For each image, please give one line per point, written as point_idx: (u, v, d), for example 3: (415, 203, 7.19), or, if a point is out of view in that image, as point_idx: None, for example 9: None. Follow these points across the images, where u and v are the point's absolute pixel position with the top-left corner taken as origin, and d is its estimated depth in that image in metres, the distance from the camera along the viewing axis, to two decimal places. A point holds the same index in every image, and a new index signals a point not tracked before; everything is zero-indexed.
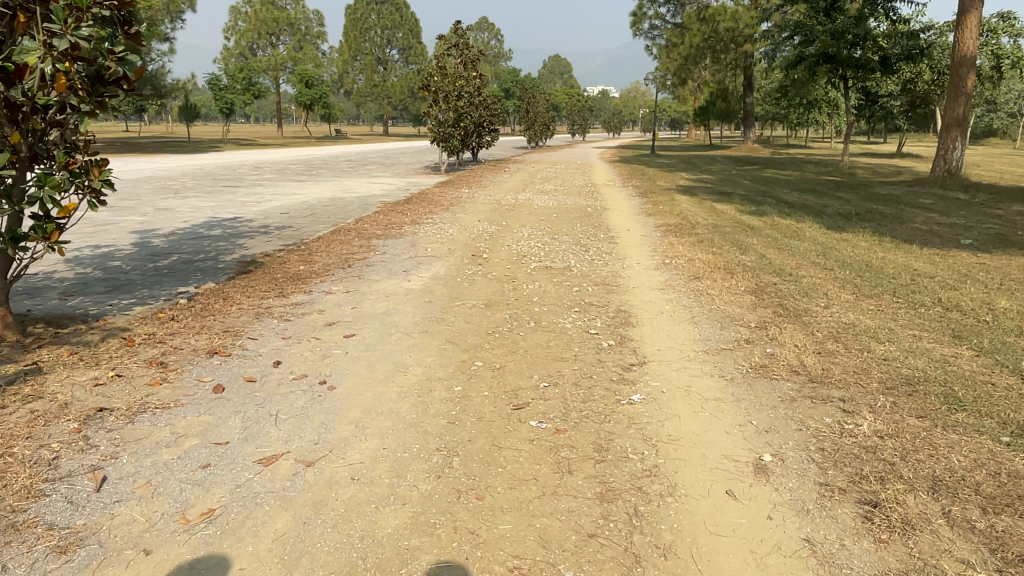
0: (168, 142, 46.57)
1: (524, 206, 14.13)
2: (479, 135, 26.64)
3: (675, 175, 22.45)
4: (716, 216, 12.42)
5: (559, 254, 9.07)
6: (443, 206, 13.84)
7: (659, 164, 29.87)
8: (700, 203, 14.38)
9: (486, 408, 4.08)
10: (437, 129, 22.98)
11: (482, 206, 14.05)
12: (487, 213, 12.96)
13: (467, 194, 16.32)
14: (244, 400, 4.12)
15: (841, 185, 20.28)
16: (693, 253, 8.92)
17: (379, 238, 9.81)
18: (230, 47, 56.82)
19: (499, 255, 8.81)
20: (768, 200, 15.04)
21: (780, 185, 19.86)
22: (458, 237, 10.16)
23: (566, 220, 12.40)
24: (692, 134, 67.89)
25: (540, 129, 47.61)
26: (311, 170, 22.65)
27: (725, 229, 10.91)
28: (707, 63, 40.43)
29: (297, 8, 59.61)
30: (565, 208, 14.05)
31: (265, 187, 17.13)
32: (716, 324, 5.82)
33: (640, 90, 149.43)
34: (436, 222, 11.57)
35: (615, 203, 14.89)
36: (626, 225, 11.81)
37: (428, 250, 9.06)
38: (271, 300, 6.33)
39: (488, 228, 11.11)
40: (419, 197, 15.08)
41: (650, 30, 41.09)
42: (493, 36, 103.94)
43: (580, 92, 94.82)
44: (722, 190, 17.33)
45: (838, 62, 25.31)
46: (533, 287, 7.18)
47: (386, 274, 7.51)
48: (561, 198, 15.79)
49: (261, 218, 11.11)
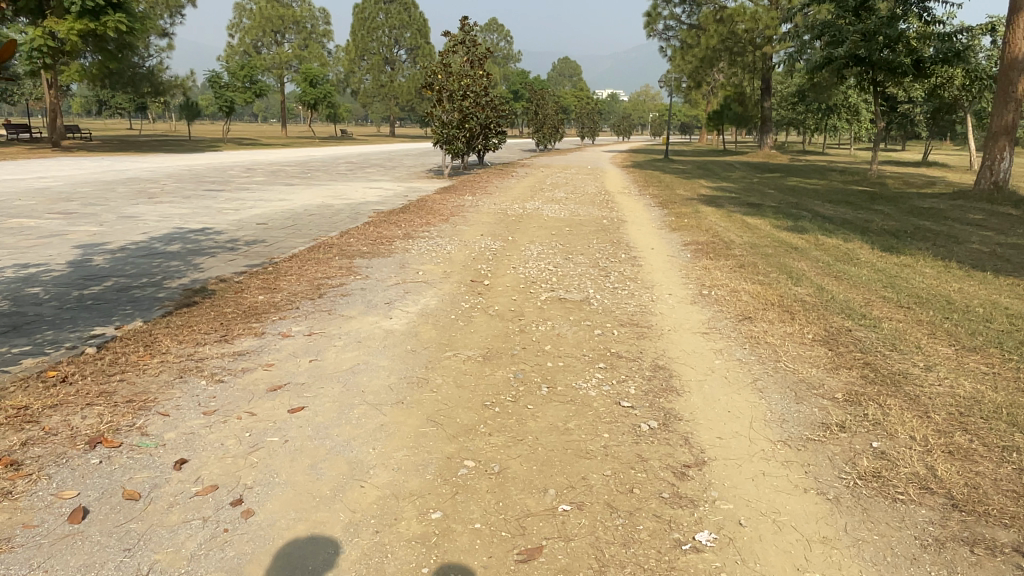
0: (168, 141, 45.51)
1: (534, 217, 12.70)
2: (486, 137, 25.27)
3: (694, 183, 21.01)
4: (750, 232, 10.99)
5: (575, 280, 7.64)
6: (443, 216, 12.43)
7: (673, 170, 28.47)
8: (728, 216, 12.94)
9: (477, 560, 2.65)
10: (440, 131, 21.43)
11: (487, 217, 12.64)
12: (490, 226, 11.56)
13: (470, 202, 14.90)
14: (107, 542, 2.71)
15: (875, 197, 18.80)
16: (736, 281, 7.46)
17: (363, 257, 8.39)
18: (235, 44, 55.71)
19: (503, 282, 7.38)
20: (803, 213, 13.61)
21: (808, 196, 18.40)
22: (457, 256, 8.75)
23: (580, 234, 10.96)
24: (704, 138, 66.37)
25: (549, 131, 46.27)
26: (307, 173, 21.28)
27: (764, 248, 9.48)
28: (723, 65, 39.01)
29: (303, 6, 58.45)
30: (578, 219, 12.62)
31: (250, 191, 15.73)
32: (790, 395, 4.36)
33: (651, 93, 147.92)
34: (432, 236, 10.15)
35: (634, 214, 13.45)
36: (650, 241, 10.36)
37: (418, 273, 7.65)
38: (207, 348, 4.91)
39: (492, 245, 9.70)
40: (418, 205, 13.68)
41: (664, 30, 39.66)
42: (503, 38, 102.68)
43: (589, 95, 93.50)
44: (749, 200, 15.91)
45: (868, 65, 23.76)
46: (545, 327, 5.75)
47: (363, 307, 6.09)
48: (573, 208, 14.35)
49: (232, 230, 9.73)
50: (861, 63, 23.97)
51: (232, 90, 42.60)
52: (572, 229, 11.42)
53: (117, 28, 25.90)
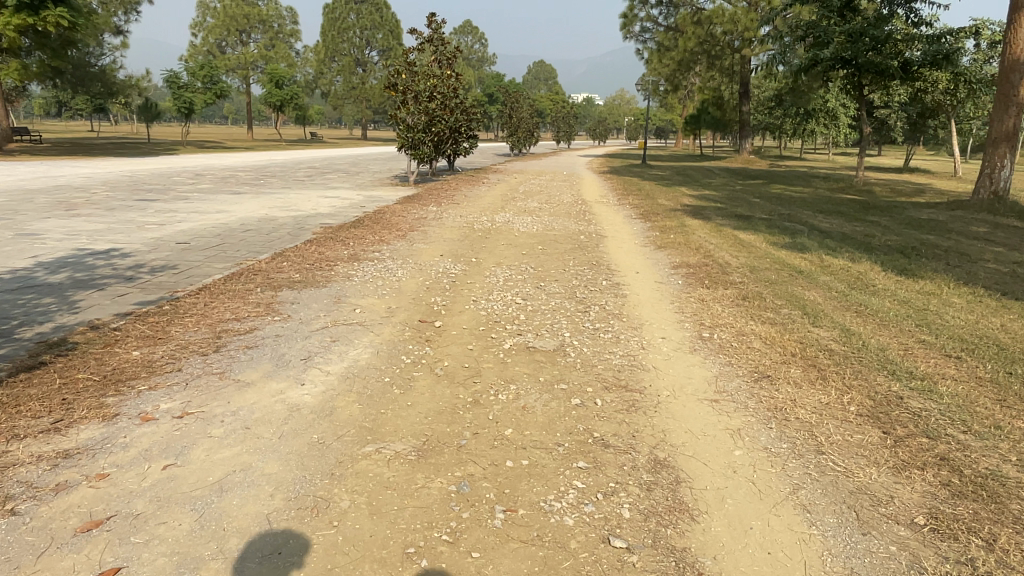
0: (125, 144, 43.44)
1: (504, 232, 11.36)
2: (455, 141, 23.91)
3: (675, 190, 19.81)
4: (746, 251, 9.72)
5: (546, 318, 6.27)
6: (400, 231, 11.03)
7: (652, 176, 27.37)
8: (718, 230, 11.72)
9: None
10: (405, 135, 19.79)
11: (450, 232, 11.26)
12: (453, 243, 10.18)
13: (433, 213, 13.49)
14: None
15: (867, 205, 17.73)
16: (743, 319, 6.15)
17: (293, 287, 6.96)
18: (197, 44, 53.67)
19: (459, 322, 5.99)
20: (798, 226, 12.42)
21: (798, 205, 17.29)
22: (407, 284, 7.34)
23: (555, 253, 9.64)
24: (681, 143, 65.55)
25: (524, 135, 45.04)
26: (262, 179, 19.72)
27: (766, 272, 8.20)
28: (700, 68, 38.04)
29: (269, 4, 56.50)
30: (552, 234, 11.29)
31: (190, 200, 14.15)
32: (851, 522, 3.04)
33: (627, 97, 147.39)
34: (383, 258, 8.74)
35: (614, 228, 12.19)
36: (634, 262, 9.05)
37: (356, 310, 6.22)
38: (22, 446, 3.46)
39: (452, 269, 8.30)
40: (375, 218, 12.27)
41: (641, 32, 38.61)
42: (478, 40, 101.27)
43: (565, 98, 92.62)
44: (736, 210, 14.73)
45: (854, 68, 22.76)
46: (506, 396, 4.36)
47: (271, 366, 4.67)
48: (547, 220, 13.02)
49: (143, 252, 8.21)
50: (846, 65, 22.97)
51: (192, 91, 40.64)
52: (545, 247, 10.09)
53: (58, 24, 23.60)
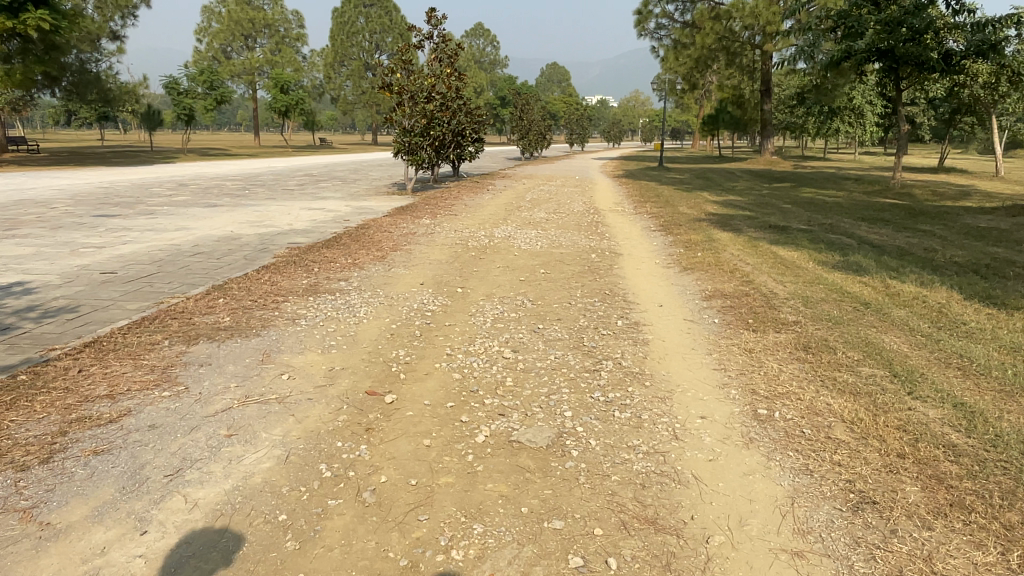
0: (127, 152, 42.36)
1: (502, 250, 9.74)
2: (459, 145, 22.38)
3: (696, 196, 18.09)
4: (791, 274, 8.01)
5: (542, 384, 4.61)
6: (380, 251, 9.43)
7: (670, 179, 25.72)
8: (752, 245, 10.03)
9: None
10: (402, 139, 17.97)
11: (439, 250, 9.65)
12: (441, 265, 8.61)
13: (425, 227, 11.89)
14: None
15: (912, 211, 15.89)
16: (813, 386, 4.47)
17: (217, 335, 5.37)
18: (202, 50, 52.71)
19: (420, 394, 4.34)
20: (844, 238, 10.73)
21: (834, 211, 15.58)
22: (366, 329, 5.72)
23: (559, 278, 8.00)
24: (697, 144, 63.53)
25: (535, 138, 43.49)
26: (247, 188, 18.22)
27: (824, 306, 6.50)
28: (720, 65, 36.25)
29: (275, 8, 55.44)
30: (557, 253, 9.63)
31: (155, 215, 12.66)
32: None
33: (641, 98, 145.25)
34: (347, 289, 7.14)
35: (632, 244, 10.53)
36: (656, 291, 7.38)
37: (285, 373, 4.59)
38: None
39: (430, 303, 6.67)
40: (356, 233, 10.74)
41: (656, 29, 36.95)
42: (489, 43, 99.70)
43: (579, 100, 91.06)
44: (769, 219, 13.00)
45: (891, 60, 20.84)
46: (463, 553, 2.72)
47: (113, 494, 3.08)
48: (554, 234, 11.37)
49: (50, 287, 6.66)
50: (882, 58, 21.06)
51: (192, 97, 39.32)
52: (549, 270, 8.45)
53: (38, 27, 22.30)
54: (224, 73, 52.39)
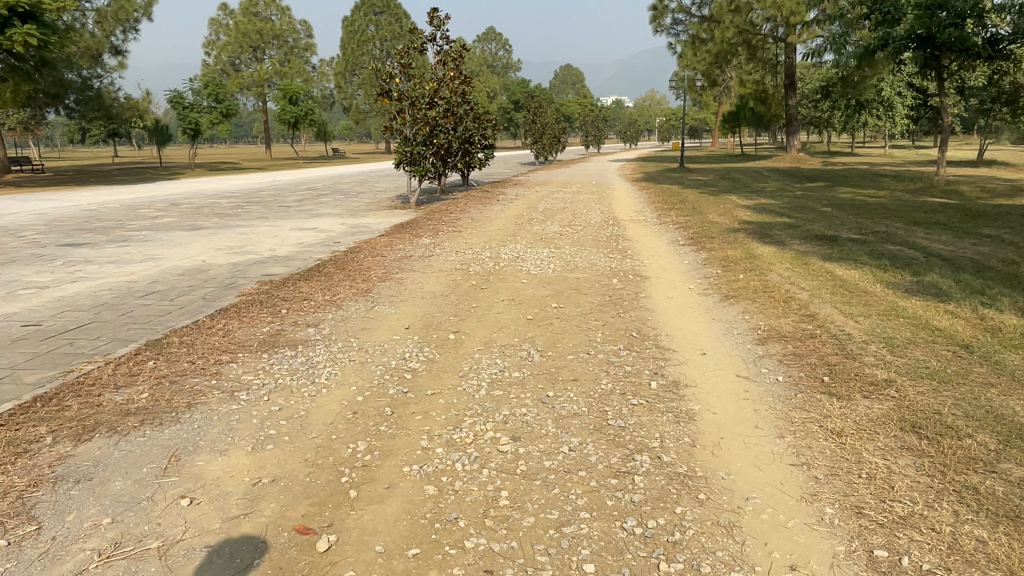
0: (135, 169, 41.67)
1: (511, 277, 8.38)
2: (467, 152, 21.07)
3: (724, 201, 16.60)
4: (859, 303, 6.53)
5: (551, 500, 3.22)
6: (366, 282, 8.09)
7: (693, 181, 24.17)
8: (803, 262, 8.54)
9: None
10: (402, 149, 16.50)
11: (435, 279, 8.30)
12: (433, 300, 7.27)
13: (424, 247, 10.56)
14: None
15: (970, 212, 14.23)
16: (947, 505, 3.06)
17: (121, 424, 4.06)
18: (211, 63, 52.07)
19: (373, 531, 2.97)
20: (906, 250, 9.22)
21: (881, 215, 14.01)
22: (322, 405, 4.39)
23: (575, 315, 6.60)
24: (717, 143, 61.68)
25: (549, 142, 42.14)
26: (240, 206, 17.03)
27: (916, 352, 5.04)
28: (741, 59, 34.60)
29: (283, 18, 54.70)
30: (574, 278, 8.24)
31: (128, 242, 11.49)
32: None
33: (657, 97, 143.28)
34: (315, 338, 5.80)
35: (658, 263, 9.11)
36: (695, 332, 5.96)
37: (185, 496, 3.24)
38: None
39: (412, 358, 5.29)
40: (343, 258, 9.46)
41: (672, 25, 35.46)
42: (502, 47, 98.38)
43: (594, 102, 89.53)
44: (813, 227, 11.46)
45: (933, 47, 18.99)
46: None
47: None
48: (569, 253, 9.96)
49: None
50: (921, 45, 19.25)
51: (198, 110, 38.41)
52: (564, 303, 7.04)
53: (25, 42, 21.36)
54: (232, 85, 51.58)
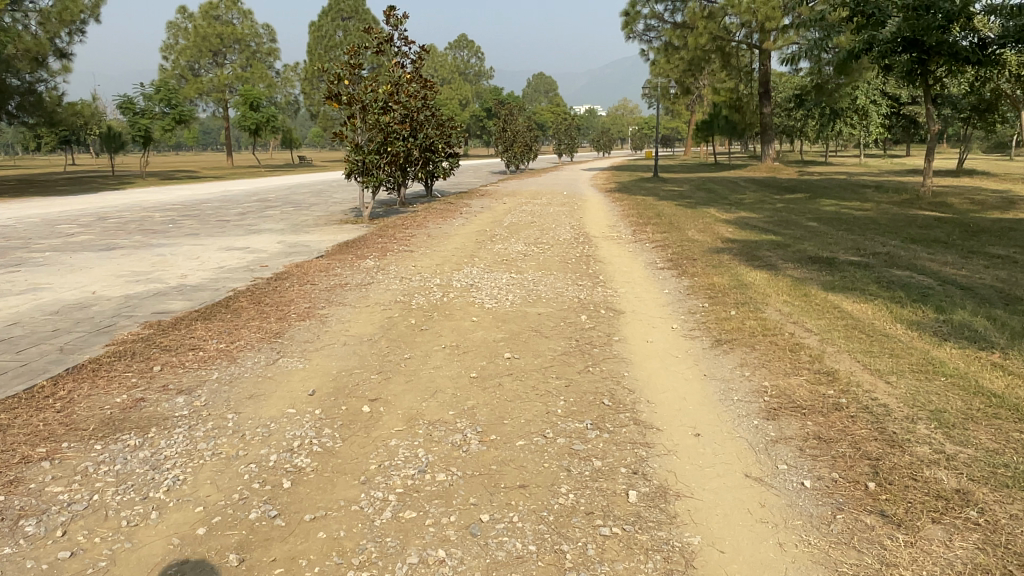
0: (83, 178, 39.50)
1: (460, 312, 6.94)
2: (427, 162, 19.63)
3: (703, 215, 15.41)
4: (883, 352, 5.25)
5: None
6: (280, 320, 6.60)
7: (669, 192, 23.05)
8: (804, 292, 7.26)
9: None
10: (354, 158, 14.73)
11: (366, 315, 6.86)
12: (357, 347, 5.82)
13: (365, 272, 9.13)
14: None
15: (967, 227, 13.18)
16: None
17: None
18: (168, 67, 50.03)
19: None
20: (918, 277, 8.01)
21: (873, 230, 12.90)
22: (139, 545, 2.93)
23: (531, 370, 5.19)
24: (690, 152, 61.02)
25: (520, 151, 40.91)
26: (173, 221, 15.39)
27: (985, 437, 3.73)
28: (715, 66, 33.70)
29: (245, 22, 52.88)
30: (535, 314, 6.83)
31: (21, 266, 9.87)
32: None
33: (629, 106, 143.21)
34: (181, 415, 4.33)
35: (635, 294, 7.75)
36: (684, 397, 4.60)
37: None
38: None
39: (302, 447, 3.84)
40: (264, 288, 7.97)
41: (645, 31, 34.52)
42: (473, 54, 97.11)
43: (567, 110, 88.78)
44: (805, 246, 10.23)
45: (919, 51, 17.93)
46: None
47: None
48: (532, 279, 8.58)
49: None
50: (907, 49, 18.24)
51: (149, 116, 36.41)
52: (519, 351, 5.63)
53: None
54: (191, 91, 49.50)
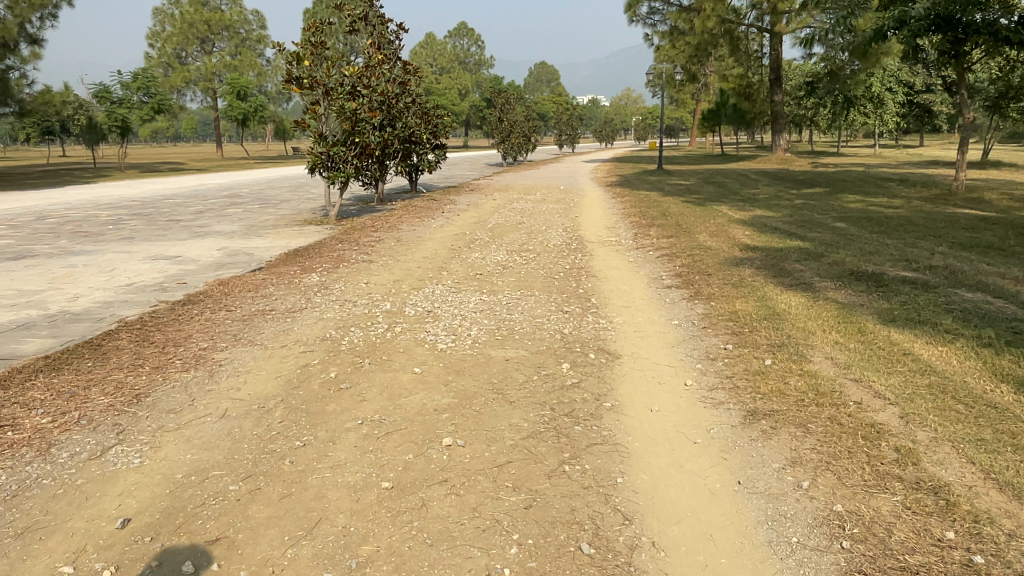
0: (61, 170, 37.78)
1: (402, 357, 5.19)
2: (410, 154, 17.87)
3: (714, 214, 13.67)
4: (1005, 444, 3.50)
5: None
6: (153, 372, 4.87)
7: (674, 186, 21.27)
8: (858, 328, 5.51)
9: None
10: (319, 151, 13.01)
11: (276, 362, 5.11)
12: (236, 421, 4.08)
13: (304, 291, 7.43)
14: None
15: (1021, 229, 11.41)
16: None
17: None
18: (153, 55, 48.28)
19: None
20: (999, 303, 6.27)
21: (913, 233, 11.14)
22: None
23: (477, 469, 3.45)
24: (695, 142, 59.12)
25: (518, 142, 39.10)
26: (117, 222, 13.69)
27: None
28: (723, 51, 31.77)
29: (234, 8, 50.97)
30: (501, 361, 5.09)
31: None
32: None
33: (633, 96, 140.95)
34: None
35: (635, 328, 5.99)
36: (711, 537, 2.87)
37: None
38: None
39: None
40: (164, 318, 6.27)
41: (648, 15, 32.63)
42: (473, 42, 94.70)
43: (569, 100, 86.76)
44: (841, 256, 8.47)
45: (954, 30, 15.89)
46: None
47: None
48: (506, 303, 6.86)
49: None
50: (939, 30, 16.19)
51: (127, 106, 34.68)
52: (467, 429, 3.90)
53: None
54: (177, 81, 47.67)
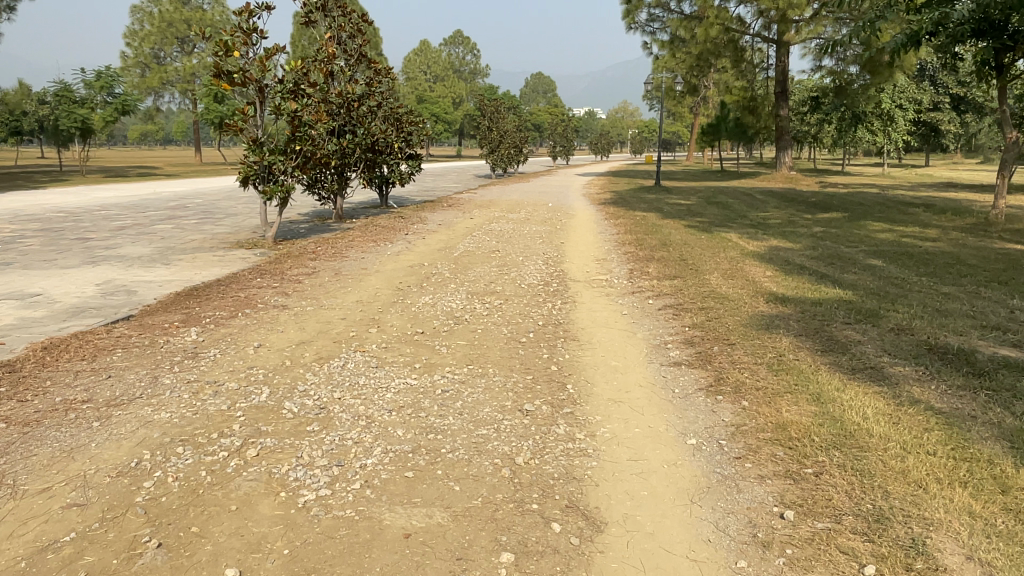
0: (22, 173, 35.66)
1: (223, 527, 2.99)
2: (377, 165, 15.73)
3: (723, 244, 11.59)
4: None
5: None
6: None
7: (673, 206, 19.25)
8: (995, 479, 3.34)
9: None
10: (251, 161, 10.84)
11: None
12: None
13: (161, 358, 5.25)
14: None
15: None
16: None
17: None
18: (129, 55, 46.50)
19: None
20: None
21: (968, 278, 9.08)
22: None
23: None
24: (693, 157, 57.34)
25: (508, 152, 37.07)
26: (13, 239, 11.47)
27: None
28: (725, 62, 29.82)
29: (216, 8, 48.52)
30: (392, 542, 2.89)
31: None
32: None
33: (630, 109, 139.76)
34: None
35: (630, 451, 3.80)
36: None
37: None
38: None
39: None
40: None
41: (648, 22, 30.71)
42: (469, 51, 92.93)
43: (565, 111, 85.05)
44: (904, 318, 6.36)
45: (999, 37, 13.89)
46: None
47: None
48: (440, 392, 4.66)
49: None
50: (979, 36, 14.17)
51: (89, 106, 32.68)
52: None
53: None
54: (154, 81, 46.25)
